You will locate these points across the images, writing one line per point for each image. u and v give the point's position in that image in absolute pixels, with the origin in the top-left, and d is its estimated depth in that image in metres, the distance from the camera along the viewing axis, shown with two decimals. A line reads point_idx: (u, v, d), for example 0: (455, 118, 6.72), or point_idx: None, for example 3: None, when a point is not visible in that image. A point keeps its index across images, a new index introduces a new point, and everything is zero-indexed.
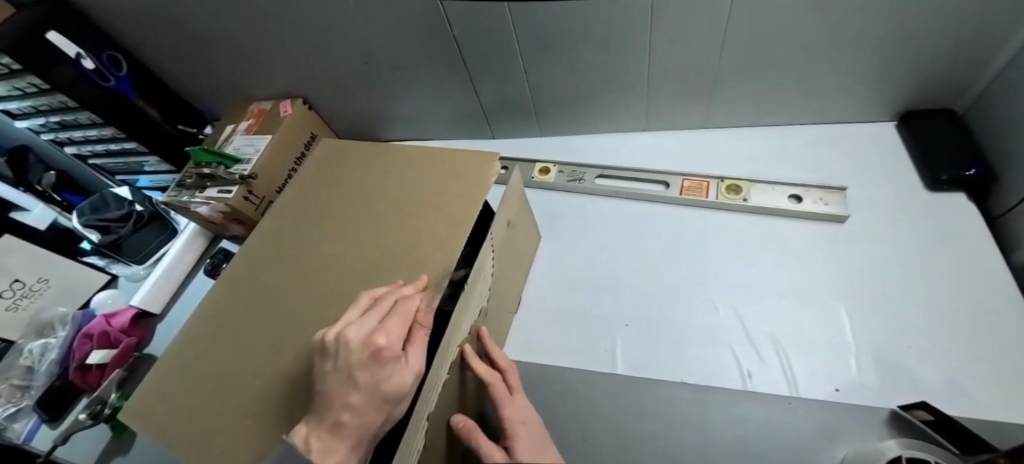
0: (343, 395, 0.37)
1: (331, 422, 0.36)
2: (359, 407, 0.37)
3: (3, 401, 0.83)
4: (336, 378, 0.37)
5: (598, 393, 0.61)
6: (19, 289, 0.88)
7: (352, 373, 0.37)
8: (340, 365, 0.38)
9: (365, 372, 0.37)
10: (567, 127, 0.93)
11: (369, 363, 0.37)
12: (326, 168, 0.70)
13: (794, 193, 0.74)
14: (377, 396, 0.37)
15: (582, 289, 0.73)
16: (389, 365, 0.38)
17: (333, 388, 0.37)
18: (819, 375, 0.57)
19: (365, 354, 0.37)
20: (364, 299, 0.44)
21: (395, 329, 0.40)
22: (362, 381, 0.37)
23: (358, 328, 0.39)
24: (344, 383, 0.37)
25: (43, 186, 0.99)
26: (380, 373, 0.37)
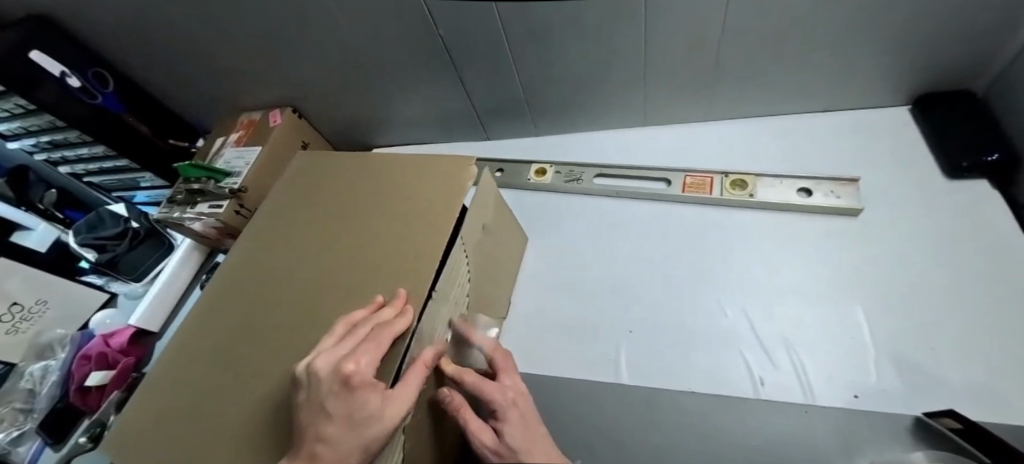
0: (317, 426, 0.36)
1: (306, 455, 0.35)
2: (335, 440, 0.35)
3: (5, 425, 0.81)
4: (309, 409, 0.37)
5: (602, 404, 0.58)
6: (19, 313, 0.88)
7: (324, 403, 0.36)
8: (313, 396, 0.37)
9: (337, 401, 0.36)
10: (562, 126, 0.89)
11: (340, 391, 0.36)
12: (305, 178, 0.69)
13: (804, 186, 0.70)
14: (352, 428, 0.35)
15: (581, 295, 0.71)
16: (361, 392, 0.36)
17: (308, 419, 0.37)
18: (836, 381, 0.53)
19: (335, 383, 0.36)
20: (340, 327, 0.43)
21: (367, 355, 0.38)
22: (333, 411, 0.36)
23: (328, 356, 0.38)
24: (317, 413, 0.36)
25: (45, 204, 1.00)
26: (353, 402, 0.36)
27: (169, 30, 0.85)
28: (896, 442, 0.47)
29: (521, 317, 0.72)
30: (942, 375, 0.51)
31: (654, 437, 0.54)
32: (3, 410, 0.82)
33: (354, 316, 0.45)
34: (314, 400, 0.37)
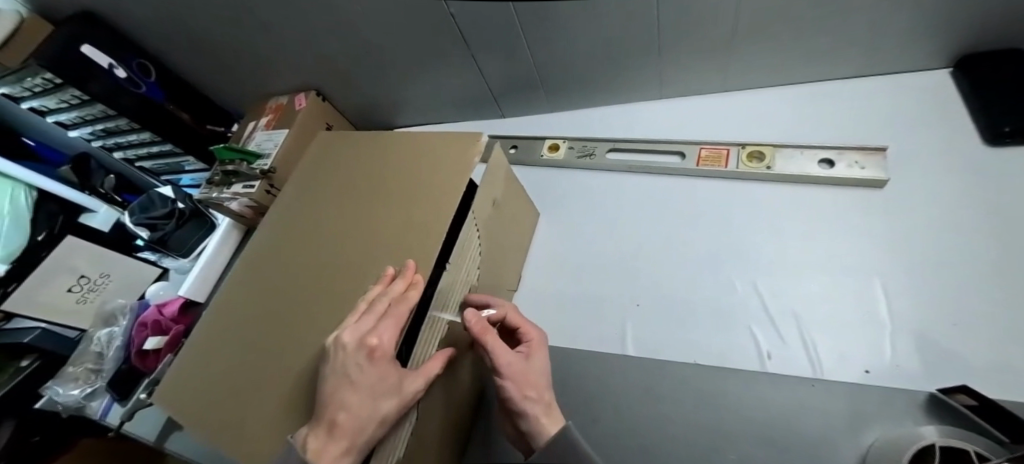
0: (340, 398, 0.39)
1: (327, 422, 0.39)
2: (355, 409, 0.39)
3: (80, 383, 0.90)
4: (332, 380, 0.40)
5: (607, 371, 0.60)
6: (86, 284, 0.98)
7: (349, 374, 0.40)
8: (338, 368, 0.41)
9: (362, 373, 0.40)
10: (576, 102, 0.88)
11: (364, 364, 0.40)
12: (325, 161, 0.72)
13: (825, 157, 0.67)
14: (372, 400, 0.39)
15: (591, 269, 0.72)
16: (381, 364, 0.40)
17: (331, 391, 0.40)
18: (848, 356, 0.52)
19: (360, 356, 0.40)
20: (360, 305, 0.46)
21: (388, 330, 0.42)
22: (357, 382, 0.39)
23: (352, 331, 0.42)
24: (342, 386, 0.40)
25: (105, 189, 1.07)
26: (375, 372, 0.40)
27: (200, 19, 0.89)
28: (903, 418, 0.46)
29: (532, 289, 0.74)
30: (966, 354, 0.48)
31: (654, 407, 0.55)
32: (78, 369, 0.92)
33: (370, 295, 0.47)
34: (339, 374, 0.40)
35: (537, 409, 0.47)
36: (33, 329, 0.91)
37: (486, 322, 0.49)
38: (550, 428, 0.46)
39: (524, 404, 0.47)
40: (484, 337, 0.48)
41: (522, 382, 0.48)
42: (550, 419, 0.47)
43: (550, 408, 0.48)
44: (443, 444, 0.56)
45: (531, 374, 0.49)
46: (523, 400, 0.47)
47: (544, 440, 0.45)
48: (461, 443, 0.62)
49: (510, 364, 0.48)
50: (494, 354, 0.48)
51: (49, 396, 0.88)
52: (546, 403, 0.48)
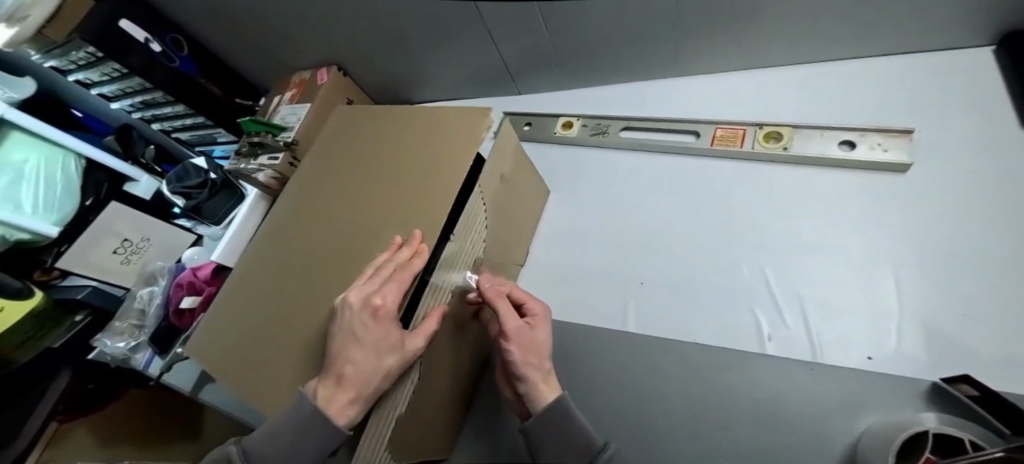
0: (347, 353, 0.43)
1: (335, 375, 0.43)
2: (360, 364, 0.42)
3: (126, 336, 0.97)
4: (340, 338, 0.44)
5: (606, 345, 0.61)
6: (129, 247, 1.05)
7: (355, 331, 0.43)
8: (345, 326, 0.44)
9: (367, 331, 0.43)
10: (591, 80, 0.87)
11: (368, 323, 0.43)
12: (342, 133, 0.75)
13: (847, 138, 0.64)
14: (376, 357, 0.43)
15: (596, 247, 0.72)
16: (385, 323, 0.44)
17: (339, 347, 0.44)
18: (852, 341, 0.52)
19: (364, 315, 0.44)
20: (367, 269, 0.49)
21: (392, 291, 0.45)
22: (363, 339, 0.43)
23: (357, 292, 0.45)
24: (349, 343, 0.43)
25: (146, 159, 1.13)
26: (379, 330, 0.43)
27: None
28: (900, 405, 0.46)
29: (539, 266, 0.75)
30: (978, 346, 0.47)
31: (652, 383, 0.56)
32: (124, 325, 0.98)
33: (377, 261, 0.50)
34: (345, 331, 0.44)
35: (536, 375, 0.51)
36: (84, 287, 0.98)
37: (500, 292, 0.55)
38: (548, 395, 0.50)
39: (525, 369, 0.51)
40: (496, 303, 0.53)
41: (526, 349, 0.52)
42: (548, 386, 0.51)
43: (549, 376, 0.52)
44: (447, 404, 0.59)
45: (535, 343, 0.53)
46: (524, 366, 0.51)
47: (543, 406, 0.49)
48: (464, 405, 0.66)
49: (516, 331, 0.52)
50: (502, 321, 0.52)
51: (100, 346, 0.95)
52: (545, 373, 0.52)
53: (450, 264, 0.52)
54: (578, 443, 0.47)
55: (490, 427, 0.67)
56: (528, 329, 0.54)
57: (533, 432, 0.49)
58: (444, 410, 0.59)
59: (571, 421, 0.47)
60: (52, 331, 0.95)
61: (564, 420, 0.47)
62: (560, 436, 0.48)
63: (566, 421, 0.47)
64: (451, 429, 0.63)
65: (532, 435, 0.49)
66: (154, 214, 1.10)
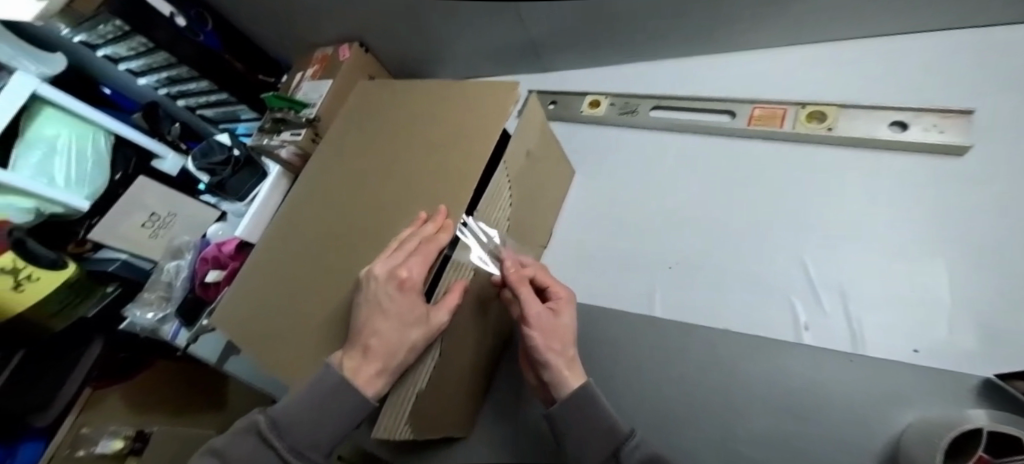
0: (373, 324, 0.43)
1: (361, 346, 0.43)
2: (386, 335, 0.42)
3: (154, 308, 0.99)
4: (367, 309, 0.44)
5: (630, 330, 0.60)
6: (156, 221, 1.06)
7: (381, 302, 0.43)
8: (371, 297, 0.44)
9: (393, 302, 0.43)
10: (619, 57, 0.83)
11: (394, 294, 0.43)
12: (365, 107, 0.73)
13: (898, 119, 0.59)
14: (402, 329, 0.42)
15: (622, 229, 0.70)
16: (410, 295, 0.43)
17: (365, 318, 0.44)
18: (896, 333, 0.49)
19: (390, 286, 0.43)
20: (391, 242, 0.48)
21: (417, 264, 0.44)
22: (388, 310, 0.43)
23: (383, 263, 0.45)
24: (375, 313, 0.43)
25: (172, 137, 1.13)
26: (405, 301, 0.43)
27: None
28: (941, 403, 0.43)
29: (563, 248, 0.74)
30: None
31: (671, 371, 0.56)
32: (152, 296, 1.00)
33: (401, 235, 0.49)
34: (371, 302, 0.44)
35: (558, 361, 0.50)
36: (115, 260, 1.01)
37: (524, 276, 0.53)
38: (572, 382, 0.49)
39: (548, 354, 0.50)
40: (518, 288, 0.51)
41: (549, 334, 0.51)
42: (572, 373, 0.50)
43: (573, 363, 0.51)
44: (467, 380, 0.59)
45: (558, 329, 0.52)
46: (545, 351, 0.50)
47: (566, 393, 0.48)
48: (485, 382, 0.66)
49: (538, 316, 0.51)
50: (523, 305, 0.51)
51: (131, 317, 0.98)
52: (569, 360, 0.51)
53: (476, 244, 0.52)
54: (605, 432, 0.46)
55: (512, 405, 0.66)
56: (551, 314, 0.53)
57: (554, 416, 0.48)
58: (465, 386, 0.60)
59: (592, 407, 0.47)
60: (86, 300, 0.99)
61: (585, 407, 0.47)
62: (583, 424, 0.47)
63: (589, 408, 0.47)
64: (471, 405, 0.63)
65: (554, 419, 0.48)
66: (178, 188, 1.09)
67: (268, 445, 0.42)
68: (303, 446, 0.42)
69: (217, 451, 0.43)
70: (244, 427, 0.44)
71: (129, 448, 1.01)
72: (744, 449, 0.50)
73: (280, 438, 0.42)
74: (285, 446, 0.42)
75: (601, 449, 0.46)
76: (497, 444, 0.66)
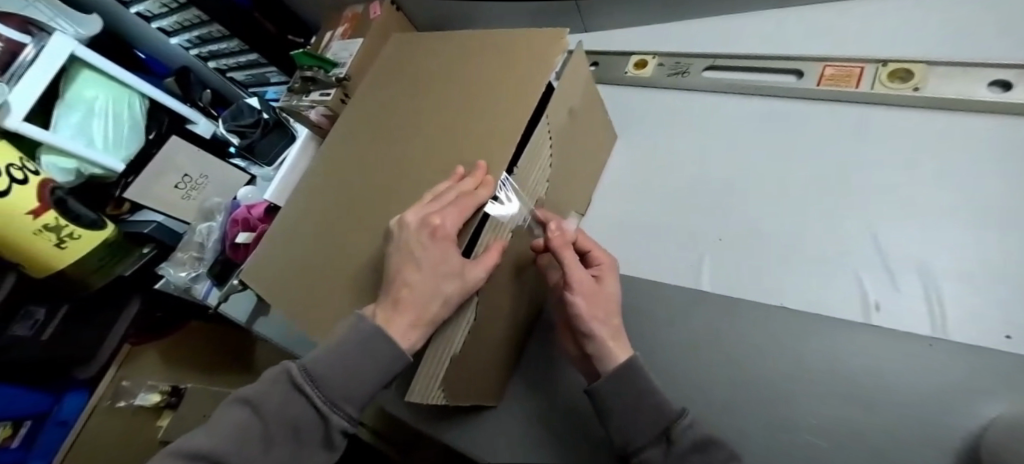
0: (404, 275, 0.41)
1: (393, 297, 0.41)
2: (418, 286, 0.40)
3: (187, 267, 1.00)
4: (396, 257, 0.42)
5: (675, 302, 0.57)
6: (188, 182, 1.05)
7: (412, 251, 0.41)
8: (402, 246, 0.42)
9: (423, 250, 0.41)
10: (672, 12, 0.76)
11: (426, 243, 0.41)
12: (397, 59, 0.69)
13: (999, 78, 0.51)
14: (435, 281, 0.40)
15: (666, 198, 0.66)
16: (443, 244, 0.41)
17: (396, 267, 0.42)
18: (983, 317, 0.43)
19: (422, 235, 0.41)
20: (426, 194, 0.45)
21: (452, 214, 0.42)
22: (420, 260, 0.40)
23: (416, 212, 0.43)
24: (407, 263, 0.41)
25: (203, 102, 1.13)
26: (437, 251, 0.41)
27: None
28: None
29: (602, 216, 0.70)
30: None
31: (722, 345, 0.53)
32: (186, 256, 1.01)
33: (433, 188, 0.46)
34: (403, 253, 0.42)
35: (605, 332, 0.47)
36: (151, 221, 1.02)
37: (567, 239, 0.49)
38: (619, 355, 0.47)
39: (594, 323, 0.47)
40: (561, 252, 0.48)
41: (593, 303, 0.48)
42: (618, 345, 0.47)
43: (619, 334, 0.48)
44: (500, 345, 0.57)
45: (601, 298, 0.49)
46: (590, 321, 0.47)
47: (612, 367, 0.46)
48: (517, 351, 0.64)
49: (582, 283, 0.48)
50: (567, 271, 0.48)
51: (166, 275, 0.99)
52: (615, 330, 0.48)
53: (512, 203, 0.49)
54: (655, 408, 0.44)
55: (545, 376, 0.64)
56: (594, 282, 0.50)
57: (597, 393, 0.47)
58: (497, 351, 0.58)
59: (638, 382, 0.44)
60: (124, 260, 1.01)
61: (630, 383, 0.45)
62: (630, 397, 0.44)
63: (632, 382, 0.45)
64: (502, 371, 0.62)
65: (595, 396, 0.47)
66: (206, 148, 1.06)
67: (301, 393, 0.40)
68: (336, 396, 0.40)
69: (247, 399, 0.41)
70: (274, 377, 0.42)
71: (165, 402, 1.09)
72: (796, 429, 0.47)
73: (314, 386, 0.40)
74: (319, 394, 0.40)
75: (652, 426, 0.44)
76: (529, 411, 0.64)
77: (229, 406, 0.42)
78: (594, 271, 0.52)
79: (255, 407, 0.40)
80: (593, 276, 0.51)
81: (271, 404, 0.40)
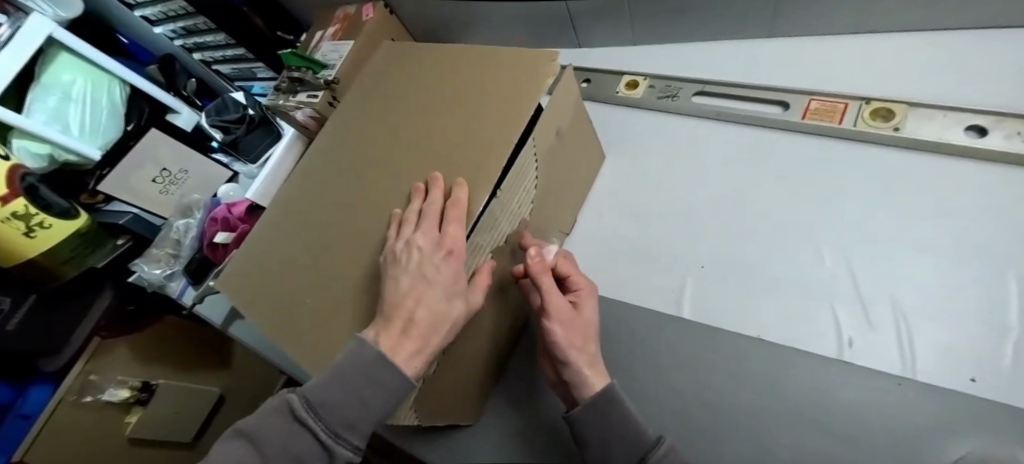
0: (415, 298, 0.41)
1: (406, 317, 0.40)
2: (430, 306, 0.40)
3: (162, 264, 0.93)
4: (408, 282, 0.41)
5: (655, 329, 0.57)
6: (167, 177, 0.98)
7: (427, 272, 0.41)
8: (415, 269, 0.42)
9: (440, 270, 0.42)
10: (667, 34, 0.77)
11: (441, 263, 0.42)
12: (389, 70, 0.67)
13: (976, 124, 0.53)
14: (444, 302, 0.41)
15: (650, 221, 0.66)
16: (454, 263, 0.42)
17: (407, 291, 0.41)
18: (954, 360, 0.44)
19: (437, 256, 0.42)
20: (428, 210, 0.46)
21: (458, 229, 0.44)
22: (434, 280, 0.41)
23: (426, 237, 0.44)
24: (419, 285, 0.41)
25: (188, 92, 1.08)
26: (449, 269, 0.42)
27: None
28: (998, 440, 0.39)
29: (585, 236, 0.70)
30: None
31: (700, 374, 0.53)
32: (160, 252, 0.94)
33: (430, 200, 0.47)
34: (415, 274, 0.41)
35: (581, 358, 0.47)
36: (126, 214, 0.96)
37: (546, 264, 0.50)
38: (595, 383, 0.47)
39: (573, 350, 0.47)
40: (540, 278, 0.48)
41: (570, 329, 0.48)
42: (595, 372, 0.48)
43: (595, 361, 0.49)
44: (478, 364, 0.57)
45: (579, 324, 0.49)
46: (566, 348, 0.47)
47: (588, 396, 0.46)
48: (495, 371, 0.64)
49: (559, 309, 0.49)
50: (545, 296, 0.49)
51: (138, 272, 0.92)
52: (592, 357, 0.48)
53: (496, 224, 0.50)
54: (632, 431, 0.43)
55: (522, 393, 0.64)
56: (573, 309, 0.51)
57: (575, 421, 0.47)
58: (476, 369, 0.57)
59: (617, 411, 0.44)
60: (95, 251, 0.94)
61: (608, 411, 0.44)
62: (601, 427, 0.45)
63: (612, 410, 0.44)
64: (479, 392, 0.61)
65: (574, 424, 0.47)
66: (180, 138, 0.99)
67: (304, 425, 0.38)
68: (339, 426, 0.38)
69: (247, 432, 0.39)
70: (275, 407, 0.40)
71: (135, 398, 1.06)
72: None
73: (316, 418, 0.38)
74: (323, 427, 0.38)
75: (627, 457, 0.43)
76: (505, 429, 0.64)
77: (225, 441, 0.40)
78: (571, 296, 0.53)
79: (253, 438, 0.39)
80: (572, 302, 0.52)
81: (272, 438, 0.38)
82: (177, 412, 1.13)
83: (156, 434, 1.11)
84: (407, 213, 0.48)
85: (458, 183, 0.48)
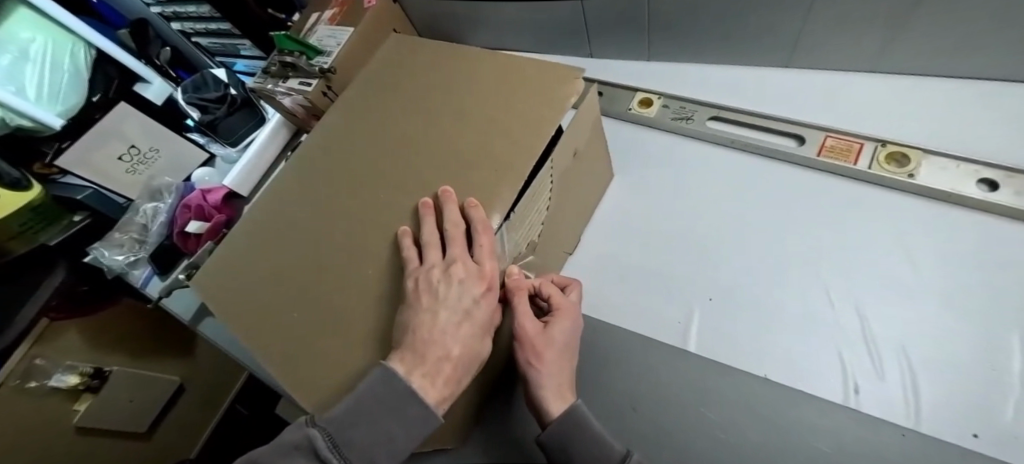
0: (449, 337, 0.39)
1: (439, 355, 0.38)
2: (461, 345, 0.39)
3: (124, 250, 0.84)
4: (449, 319, 0.39)
5: (659, 362, 0.55)
6: (135, 156, 0.87)
7: (466, 307, 0.40)
8: (452, 304, 0.40)
9: (480, 308, 0.41)
10: (686, 52, 0.75)
11: (479, 298, 0.41)
12: (392, 69, 0.62)
13: (987, 177, 0.54)
14: (476, 339, 0.41)
15: (658, 245, 0.64)
16: (488, 299, 0.42)
17: (445, 330, 0.39)
18: (952, 410, 0.44)
19: (475, 291, 0.41)
20: (456, 232, 0.43)
21: (490, 259, 0.43)
22: (474, 317, 0.41)
23: (463, 265, 0.42)
24: (460, 323, 0.40)
25: (161, 61, 0.92)
26: (486, 307, 0.42)
27: None
28: None
29: (587, 256, 0.68)
30: None
31: (704, 408, 0.52)
32: (123, 236, 0.85)
33: (449, 219, 0.44)
34: (456, 310, 0.40)
35: (546, 377, 0.47)
36: (83, 189, 0.84)
37: (522, 284, 0.49)
38: (556, 408, 0.46)
39: (542, 371, 0.47)
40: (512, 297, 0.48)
41: (535, 350, 0.48)
42: (558, 397, 0.47)
43: (564, 388, 0.48)
44: (471, 388, 0.54)
45: (548, 345, 0.48)
46: (532, 367, 0.47)
47: (550, 418, 0.46)
48: (485, 395, 0.61)
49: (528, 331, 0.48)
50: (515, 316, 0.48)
51: (95, 256, 0.83)
52: (559, 378, 0.48)
53: (505, 250, 0.48)
54: (595, 446, 0.44)
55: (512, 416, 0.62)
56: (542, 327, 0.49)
57: (545, 442, 0.46)
58: (465, 394, 0.54)
59: (585, 430, 0.44)
60: (49, 226, 0.84)
61: (573, 431, 0.44)
62: (567, 447, 0.45)
63: (580, 430, 0.44)
64: (471, 414, 0.59)
65: (545, 446, 0.47)
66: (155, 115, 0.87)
67: None
68: None
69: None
70: (294, 443, 0.35)
71: (85, 385, 0.95)
72: None
73: (341, 459, 0.35)
74: None
75: None
76: (493, 452, 0.61)
77: None
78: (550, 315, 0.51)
79: None
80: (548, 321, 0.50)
81: None
82: (131, 402, 1.04)
83: (109, 423, 1.02)
84: (426, 235, 0.44)
85: (471, 203, 0.44)
